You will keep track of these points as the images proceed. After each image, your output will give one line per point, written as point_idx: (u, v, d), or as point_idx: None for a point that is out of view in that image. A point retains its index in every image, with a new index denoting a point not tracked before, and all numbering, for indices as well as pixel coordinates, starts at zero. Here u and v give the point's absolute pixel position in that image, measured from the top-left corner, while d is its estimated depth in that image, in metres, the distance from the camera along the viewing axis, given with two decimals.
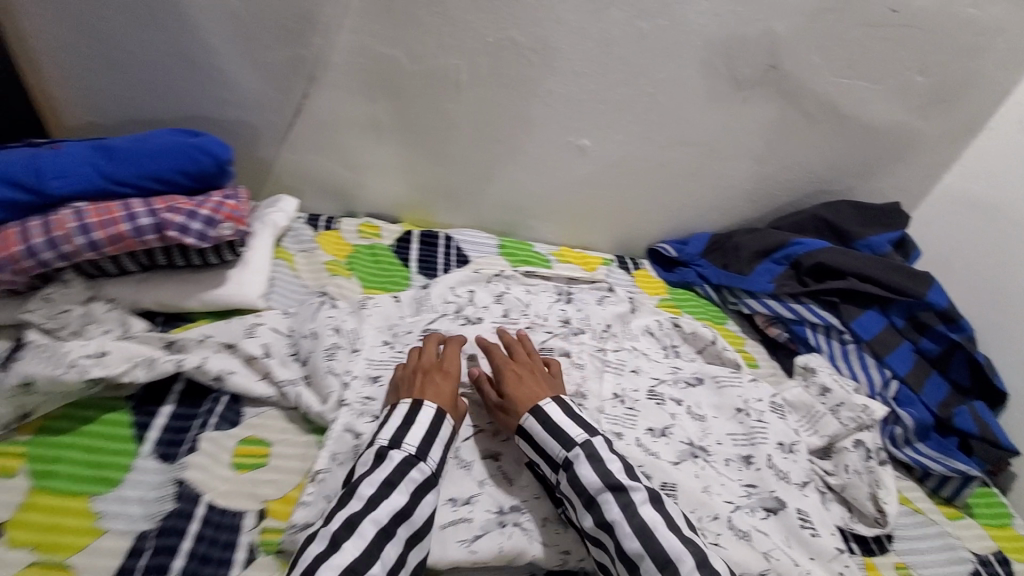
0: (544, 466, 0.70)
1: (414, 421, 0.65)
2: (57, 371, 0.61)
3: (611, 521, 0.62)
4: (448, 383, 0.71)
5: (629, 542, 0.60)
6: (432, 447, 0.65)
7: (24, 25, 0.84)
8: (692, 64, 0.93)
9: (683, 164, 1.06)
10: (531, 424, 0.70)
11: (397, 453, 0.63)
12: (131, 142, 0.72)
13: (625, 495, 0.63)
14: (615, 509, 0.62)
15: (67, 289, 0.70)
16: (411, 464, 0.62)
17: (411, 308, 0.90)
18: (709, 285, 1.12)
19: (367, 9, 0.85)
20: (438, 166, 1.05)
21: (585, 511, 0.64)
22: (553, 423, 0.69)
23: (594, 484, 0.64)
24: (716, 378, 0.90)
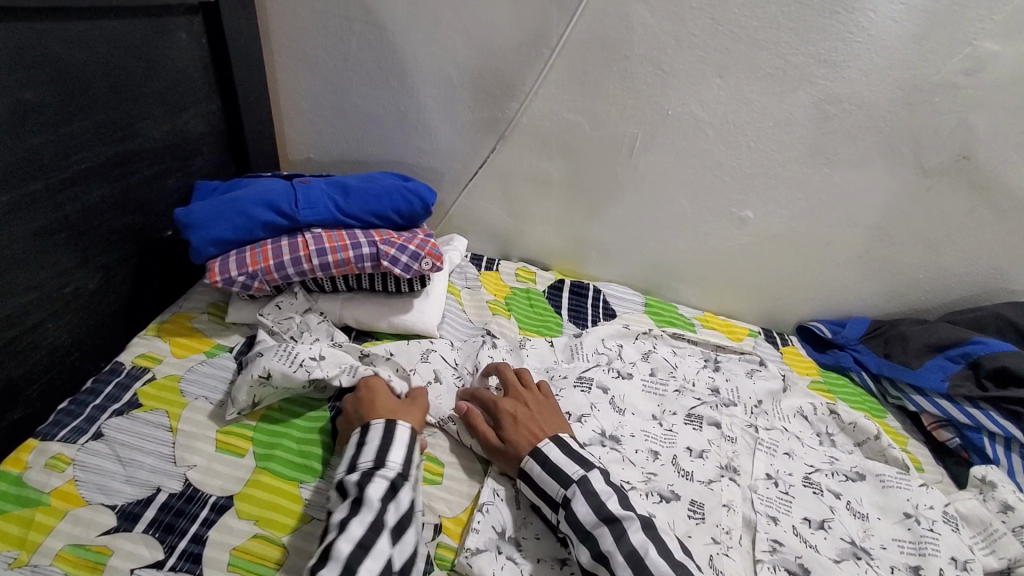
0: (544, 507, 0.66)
1: (364, 441, 0.63)
2: (289, 368, 0.72)
3: (605, 553, 0.59)
4: (386, 397, 0.71)
5: (622, 574, 0.57)
6: (390, 452, 0.63)
7: (284, 80, 1.03)
8: (875, 148, 0.92)
9: (849, 244, 1.03)
10: (531, 467, 0.66)
11: (356, 473, 0.60)
12: (362, 183, 0.86)
13: (617, 526, 0.60)
14: (608, 539, 0.59)
15: (294, 299, 0.83)
16: (373, 477, 0.60)
17: (565, 354, 0.94)
18: (868, 372, 1.06)
19: (562, 81, 0.95)
20: (595, 222, 1.10)
21: (581, 547, 0.61)
22: (551, 465, 0.66)
23: (588, 518, 0.61)
24: (880, 476, 0.84)
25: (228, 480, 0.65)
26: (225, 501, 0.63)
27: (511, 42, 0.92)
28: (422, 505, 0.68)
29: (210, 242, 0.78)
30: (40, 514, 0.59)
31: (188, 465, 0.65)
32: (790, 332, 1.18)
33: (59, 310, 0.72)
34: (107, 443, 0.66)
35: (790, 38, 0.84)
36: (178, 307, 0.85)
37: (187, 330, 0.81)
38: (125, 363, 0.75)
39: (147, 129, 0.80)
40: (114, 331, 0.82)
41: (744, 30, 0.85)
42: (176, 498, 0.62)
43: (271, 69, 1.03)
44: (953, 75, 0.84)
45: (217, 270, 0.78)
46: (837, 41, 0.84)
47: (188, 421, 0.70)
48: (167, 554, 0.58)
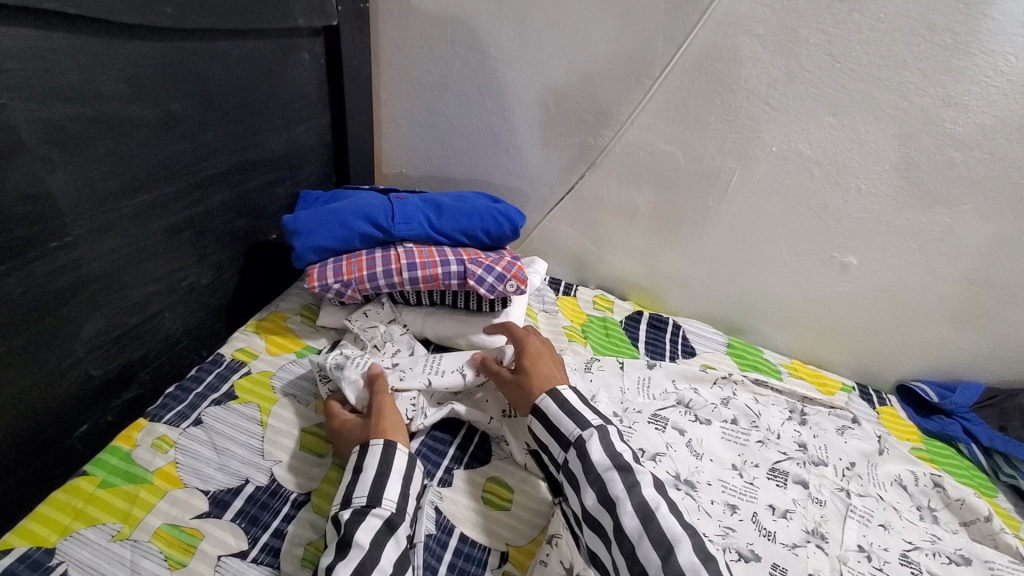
0: (552, 446, 0.68)
1: (361, 469, 0.62)
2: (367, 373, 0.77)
3: (613, 498, 0.59)
4: (392, 415, 0.68)
5: (628, 520, 0.57)
6: (388, 488, 0.61)
7: (387, 98, 1.09)
8: (1010, 200, 0.83)
9: (968, 303, 0.94)
10: (546, 403, 0.69)
11: (348, 510, 0.59)
12: (455, 202, 0.87)
13: (630, 476, 0.60)
14: (618, 484, 0.60)
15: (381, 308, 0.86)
16: (364, 513, 0.58)
17: (641, 390, 0.91)
18: (979, 445, 0.95)
19: (660, 111, 0.93)
20: (679, 255, 1.07)
21: (589, 488, 0.62)
22: (570, 406, 0.68)
23: (602, 462, 0.62)
24: (989, 563, 0.74)
25: (308, 479, 0.67)
26: (304, 498, 0.65)
27: (611, 72, 0.93)
28: (491, 528, 0.67)
29: (311, 249, 0.82)
30: (144, 491, 0.63)
31: (274, 461, 0.68)
32: (888, 390, 1.09)
33: (177, 300, 0.79)
34: (204, 430, 0.70)
35: (917, 78, 0.79)
36: (275, 307, 0.90)
37: (281, 329, 0.86)
38: (225, 356, 0.80)
39: (267, 139, 0.87)
40: (218, 324, 0.88)
41: (865, 68, 0.80)
42: (261, 491, 0.65)
43: (378, 88, 1.08)
44: None
45: (315, 275, 0.82)
46: (971, 83, 0.77)
47: (276, 417, 0.73)
48: (250, 545, 0.60)
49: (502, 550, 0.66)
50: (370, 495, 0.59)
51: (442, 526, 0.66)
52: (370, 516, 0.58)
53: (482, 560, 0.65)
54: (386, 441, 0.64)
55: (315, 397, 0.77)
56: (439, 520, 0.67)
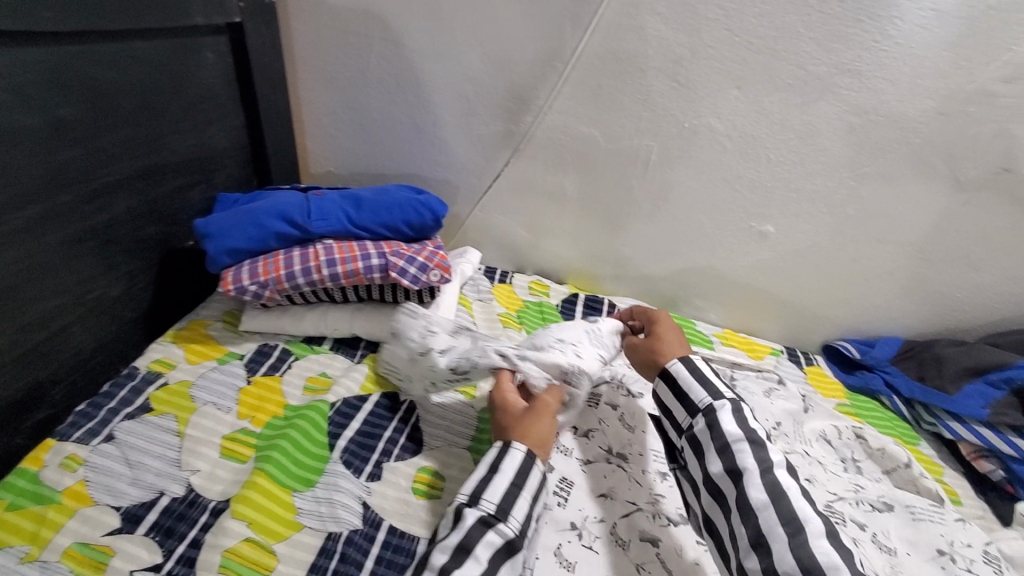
0: (678, 412, 0.70)
1: (498, 470, 0.61)
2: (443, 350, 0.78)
3: (741, 470, 0.61)
4: (545, 421, 0.67)
5: (755, 493, 0.59)
6: (515, 504, 0.59)
7: (305, 96, 1.07)
8: (906, 159, 0.87)
9: (880, 262, 0.98)
10: (677, 371, 0.72)
11: (474, 512, 0.58)
12: (375, 196, 0.87)
13: (761, 451, 0.62)
14: (749, 458, 0.61)
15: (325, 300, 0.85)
16: (486, 525, 0.57)
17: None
18: (900, 397, 0.99)
19: (577, 94, 0.94)
20: (610, 235, 1.08)
21: (716, 456, 0.63)
22: (701, 374, 0.71)
23: (732, 432, 0.64)
24: (910, 508, 0.78)
25: (229, 485, 0.66)
26: (223, 505, 0.64)
27: (526, 57, 0.93)
28: (420, 517, 0.67)
29: (225, 251, 0.80)
30: (52, 512, 0.60)
31: (192, 470, 0.66)
32: (816, 351, 1.13)
33: (85, 315, 0.76)
34: (118, 445, 0.68)
35: (811, 48, 0.82)
36: (195, 315, 0.88)
37: (202, 337, 0.84)
38: (141, 368, 0.78)
39: (173, 142, 0.84)
40: (135, 337, 0.85)
41: (763, 41, 0.83)
42: (179, 502, 0.63)
43: (294, 85, 1.06)
44: (992, 82, 0.79)
45: (230, 278, 0.80)
46: (861, 50, 0.80)
47: (195, 427, 0.71)
48: (165, 558, 0.59)
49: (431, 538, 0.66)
50: (471, 493, 0.60)
51: (369, 521, 0.65)
52: (471, 513, 0.58)
53: (410, 549, 0.64)
54: (527, 449, 0.63)
55: (236, 403, 0.75)
56: (366, 514, 0.66)
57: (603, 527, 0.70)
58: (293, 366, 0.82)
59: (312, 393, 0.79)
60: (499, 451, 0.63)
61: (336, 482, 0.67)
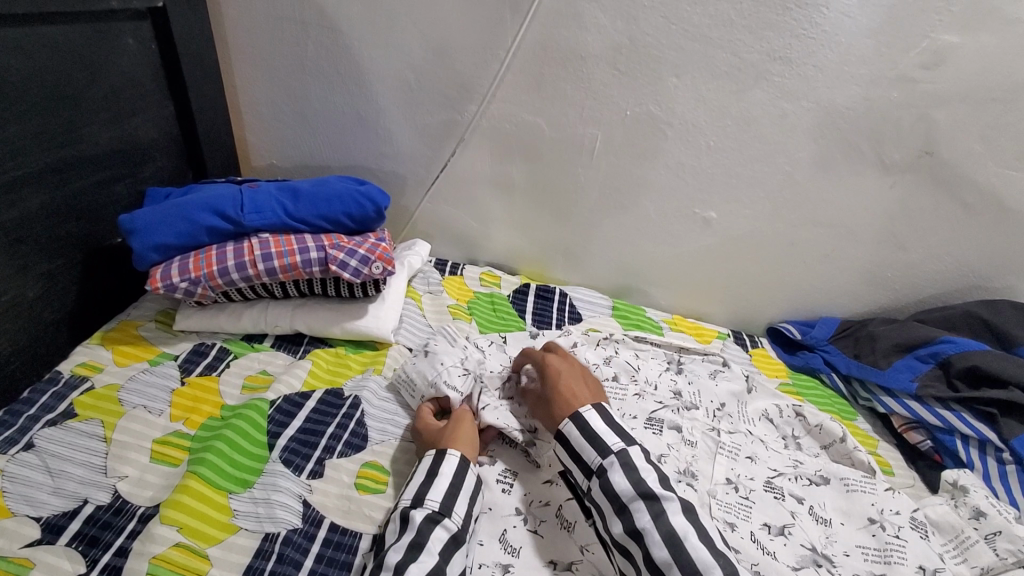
0: (576, 471, 0.66)
1: (438, 474, 0.63)
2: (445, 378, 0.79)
3: (641, 530, 0.58)
4: (465, 427, 0.71)
5: (659, 551, 0.56)
6: (456, 502, 0.62)
7: (240, 85, 1.03)
8: (837, 144, 0.90)
9: (816, 244, 1.01)
10: (569, 430, 0.67)
11: (421, 510, 0.59)
12: (313, 187, 0.84)
13: (656, 505, 0.59)
14: (646, 516, 0.58)
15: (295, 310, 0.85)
16: (434, 521, 0.58)
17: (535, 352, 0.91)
18: (838, 374, 1.03)
19: (519, 82, 0.94)
20: (559, 225, 1.09)
21: (615, 517, 0.60)
22: (591, 431, 0.66)
23: (626, 492, 0.60)
24: (844, 479, 0.80)
25: (159, 490, 0.63)
26: (152, 511, 0.61)
27: (466, 44, 0.92)
28: (364, 513, 0.65)
29: (152, 247, 0.77)
30: None
31: (119, 476, 0.64)
32: (761, 334, 1.17)
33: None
34: (37, 454, 0.64)
35: (743, 36, 0.84)
36: (126, 315, 0.84)
37: (132, 339, 0.80)
38: (64, 373, 0.74)
39: (92, 134, 0.80)
40: (60, 341, 0.80)
41: (697, 28, 0.84)
42: (104, 510, 0.61)
43: (229, 75, 1.02)
44: (912, 68, 0.83)
45: (158, 275, 0.77)
46: (790, 37, 0.83)
47: (123, 431, 0.68)
48: (88, 568, 0.56)
49: (374, 533, 0.64)
50: (412, 495, 0.61)
51: (309, 519, 0.64)
52: (415, 512, 0.59)
53: (352, 545, 0.62)
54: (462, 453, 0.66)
55: (168, 405, 0.72)
56: (306, 513, 0.64)
57: (548, 511, 0.71)
58: (231, 365, 0.80)
59: (250, 392, 0.76)
60: (432, 457, 0.66)
61: (274, 481, 0.65)
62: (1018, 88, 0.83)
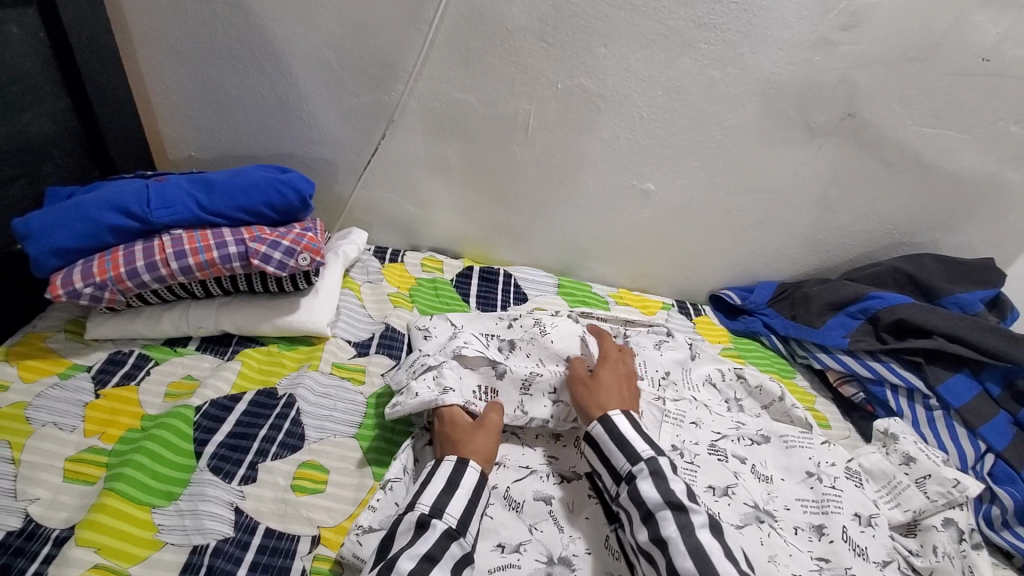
0: (605, 477, 0.67)
1: (458, 485, 0.61)
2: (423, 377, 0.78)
3: (666, 538, 0.57)
4: (485, 435, 0.68)
5: (682, 561, 0.55)
6: (472, 520, 0.60)
7: (147, 72, 0.95)
8: (765, 109, 0.91)
9: (752, 210, 1.03)
10: (597, 430, 0.68)
11: (440, 525, 0.57)
12: (229, 177, 0.79)
13: (683, 514, 0.58)
14: (671, 525, 0.58)
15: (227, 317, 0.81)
16: (451, 538, 0.57)
17: (557, 335, 0.86)
18: (776, 335, 1.07)
19: (446, 59, 0.90)
20: (500, 205, 1.06)
21: (642, 524, 0.60)
22: (621, 435, 0.67)
23: (653, 499, 0.60)
24: (784, 437, 0.82)
25: (75, 511, 0.59)
26: (68, 533, 0.57)
27: (387, 20, 0.87)
28: (302, 515, 0.63)
29: (50, 252, 0.71)
30: None
31: (29, 499, 0.59)
32: (704, 302, 1.19)
33: None
34: None
35: (668, 2, 0.83)
36: (31, 327, 0.78)
37: (41, 352, 0.74)
38: None
39: None
40: None
41: None
42: (14, 536, 0.56)
43: (132, 61, 0.94)
44: (832, 30, 0.84)
45: (58, 282, 0.71)
46: (714, 3, 0.82)
47: (33, 451, 0.63)
48: None
49: (314, 534, 0.62)
50: (434, 504, 0.59)
51: (241, 527, 0.61)
52: (432, 527, 0.57)
53: (290, 549, 0.60)
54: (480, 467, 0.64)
55: (83, 420, 0.67)
56: (238, 520, 0.61)
57: (495, 494, 0.70)
58: (152, 372, 0.75)
59: (174, 399, 0.72)
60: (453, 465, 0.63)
61: (201, 491, 0.62)
62: (932, 46, 0.85)
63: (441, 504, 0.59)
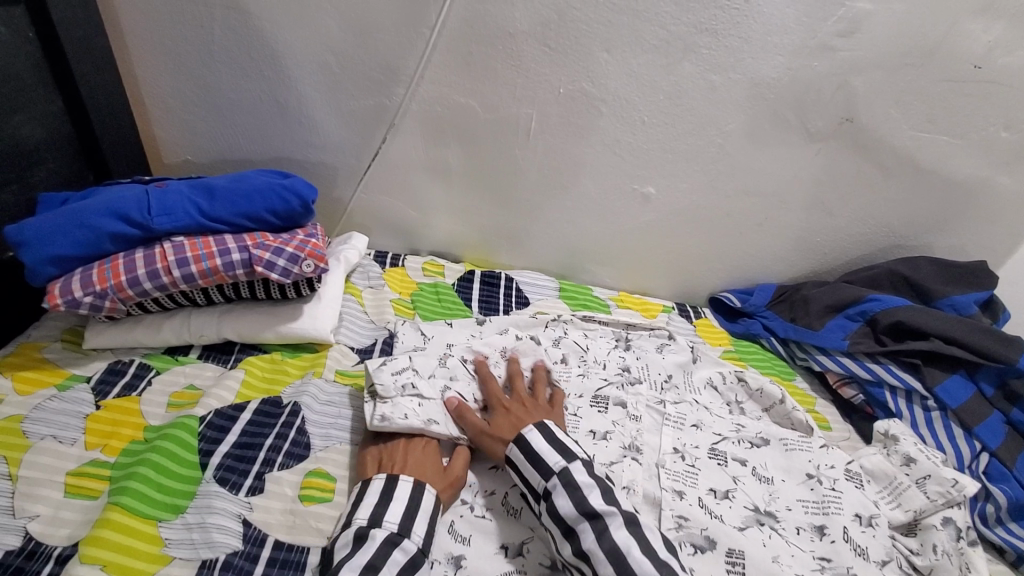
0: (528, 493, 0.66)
1: (393, 498, 0.61)
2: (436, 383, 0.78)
3: (587, 550, 0.58)
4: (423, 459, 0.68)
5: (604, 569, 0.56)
6: (415, 522, 0.60)
7: (142, 75, 0.93)
8: (764, 114, 0.92)
9: (751, 214, 1.04)
10: (513, 451, 0.67)
11: (382, 532, 0.58)
12: (230, 183, 0.78)
13: (600, 521, 0.59)
14: (591, 535, 0.58)
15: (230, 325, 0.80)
16: (393, 544, 0.57)
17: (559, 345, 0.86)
18: (776, 337, 1.07)
19: (448, 63, 0.90)
20: (501, 209, 1.06)
21: (563, 540, 0.60)
22: (531, 449, 0.66)
23: (570, 513, 0.60)
24: (784, 439, 0.83)
25: (77, 527, 0.58)
26: (71, 550, 0.56)
27: (388, 23, 0.87)
28: (310, 527, 0.62)
29: (48, 260, 0.69)
30: None
31: (30, 516, 0.57)
32: (703, 304, 1.20)
33: None
34: None
35: (670, 8, 0.83)
36: (26, 337, 0.76)
37: (37, 363, 0.73)
38: None
39: None
40: None
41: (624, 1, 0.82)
42: (15, 554, 0.55)
43: (126, 63, 0.92)
44: (831, 37, 0.85)
45: (56, 291, 0.69)
46: (716, 8, 0.82)
47: (32, 466, 0.61)
48: None
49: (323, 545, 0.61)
50: (371, 516, 0.59)
51: (250, 539, 0.60)
52: (371, 536, 0.58)
53: (300, 561, 0.59)
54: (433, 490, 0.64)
55: (83, 433, 0.66)
56: (247, 533, 0.60)
57: (494, 499, 0.69)
58: (153, 382, 0.74)
59: (177, 410, 0.71)
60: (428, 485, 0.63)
61: (208, 503, 0.61)
62: (929, 52, 0.86)
63: (379, 514, 0.60)
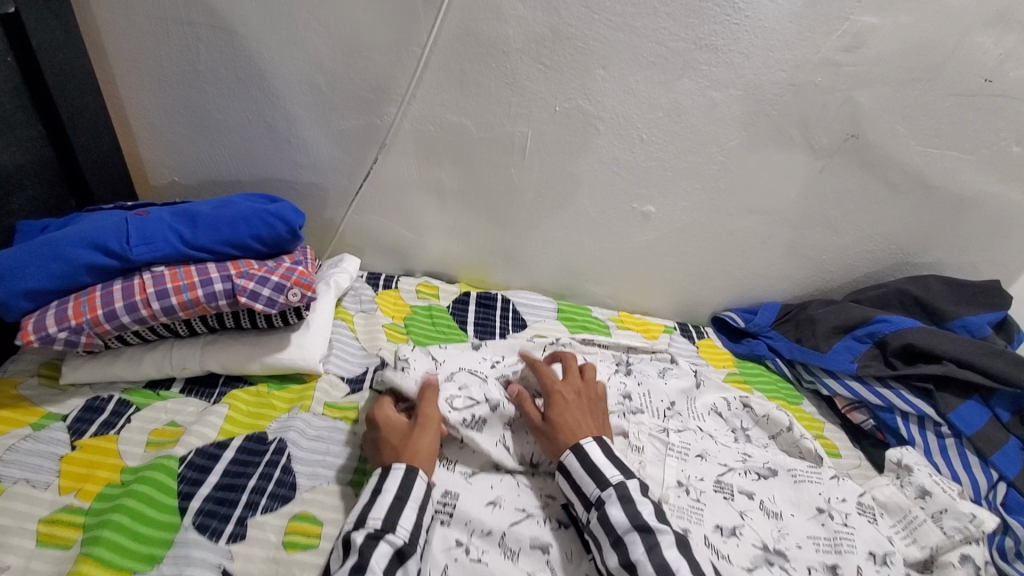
0: (577, 505, 0.65)
1: (380, 490, 0.61)
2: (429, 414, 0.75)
3: (635, 562, 0.57)
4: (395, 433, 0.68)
5: None
6: (402, 514, 0.59)
7: (125, 95, 0.91)
8: (767, 131, 0.89)
9: (754, 232, 1.01)
10: (570, 460, 0.66)
11: (361, 532, 0.57)
12: (212, 210, 0.75)
13: (652, 537, 0.58)
14: (641, 548, 0.57)
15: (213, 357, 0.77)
16: (376, 538, 0.56)
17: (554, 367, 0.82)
18: (782, 359, 1.04)
19: (439, 81, 0.87)
20: (496, 229, 1.03)
21: (611, 550, 0.60)
22: (592, 462, 0.65)
23: (622, 524, 0.60)
24: (791, 471, 0.79)
25: None
26: None
27: (378, 42, 0.84)
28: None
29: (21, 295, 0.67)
30: None
31: None
32: (706, 324, 1.16)
33: None
34: None
35: (668, 24, 0.80)
36: (2, 372, 0.73)
37: (12, 400, 0.70)
38: None
39: None
40: None
41: (620, 18, 0.80)
42: None
43: (109, 85, 0.90)
44: (835, 52, 0.82)
45: (30, 327, 0.67)
46: (715, 24, 0.80)
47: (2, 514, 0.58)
48: None
49: None
50: (354, 516, 0.59)
51: None
52: (355, 533, 0.57)
53: None
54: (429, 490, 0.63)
55: (58, 476, 0.63)
56: None
57: (490, 540, 0.65)
58: (133, 420, 0.71)
59: (156, 449, 0.68)
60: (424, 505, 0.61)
61: (186, 553, 0.58)
62: (937, 66, 0.83)
63: (364, 513, 0.59)
